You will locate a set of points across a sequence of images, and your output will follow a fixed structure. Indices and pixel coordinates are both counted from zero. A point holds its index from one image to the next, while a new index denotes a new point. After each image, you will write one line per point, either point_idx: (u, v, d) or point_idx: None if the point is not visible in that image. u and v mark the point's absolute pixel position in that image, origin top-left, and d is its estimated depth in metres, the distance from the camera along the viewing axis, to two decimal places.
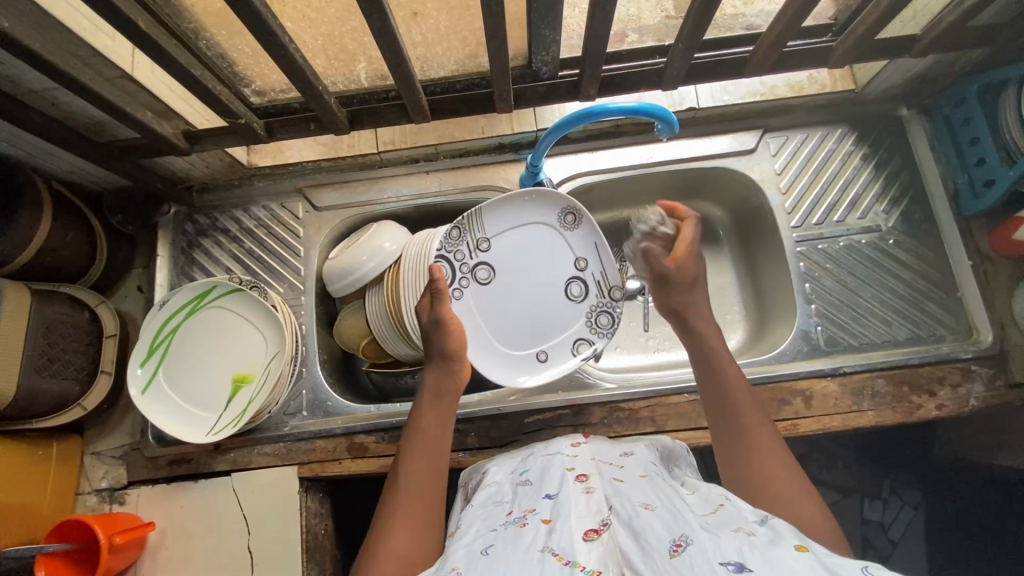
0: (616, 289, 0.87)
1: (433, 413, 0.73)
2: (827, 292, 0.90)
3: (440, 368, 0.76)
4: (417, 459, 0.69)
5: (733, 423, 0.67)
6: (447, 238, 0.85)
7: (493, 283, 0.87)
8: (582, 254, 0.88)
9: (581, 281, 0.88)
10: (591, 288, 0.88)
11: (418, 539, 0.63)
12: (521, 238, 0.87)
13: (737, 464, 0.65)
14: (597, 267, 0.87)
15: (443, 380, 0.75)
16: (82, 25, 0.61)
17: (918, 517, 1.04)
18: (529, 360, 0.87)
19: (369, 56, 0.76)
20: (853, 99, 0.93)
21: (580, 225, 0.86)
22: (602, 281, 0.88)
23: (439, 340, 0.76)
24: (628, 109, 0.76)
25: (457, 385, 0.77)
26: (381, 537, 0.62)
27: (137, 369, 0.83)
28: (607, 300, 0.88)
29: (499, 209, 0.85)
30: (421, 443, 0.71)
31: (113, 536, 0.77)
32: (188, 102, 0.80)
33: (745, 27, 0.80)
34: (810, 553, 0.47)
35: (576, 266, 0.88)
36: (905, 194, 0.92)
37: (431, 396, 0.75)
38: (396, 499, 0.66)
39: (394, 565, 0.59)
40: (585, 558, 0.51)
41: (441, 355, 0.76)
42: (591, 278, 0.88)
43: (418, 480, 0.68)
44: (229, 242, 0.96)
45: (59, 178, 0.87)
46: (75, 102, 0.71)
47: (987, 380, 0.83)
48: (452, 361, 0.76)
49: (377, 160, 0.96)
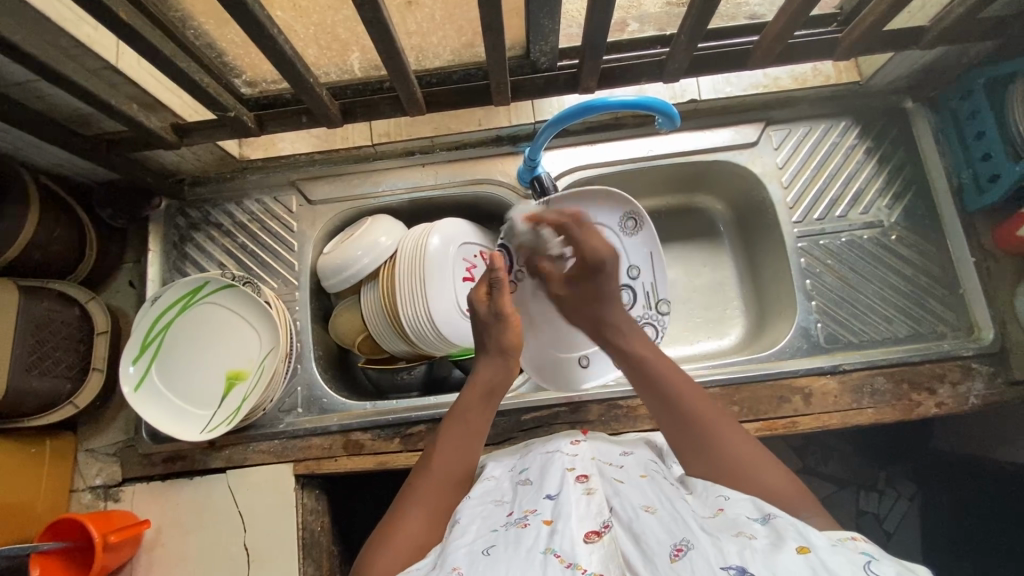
0: (663, 303, 0.90)
1: (479, 406, 0.71)
2: (827, 288, 0.89)
3: (496, 361, 0.74)
4: (449, 450, 0.69)
5: (679, 424, 0.66)
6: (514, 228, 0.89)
7: None
8: (636, 263, 0.90)
9: (630, 290, 0.90)
10: (640, 297, 0.90)
11: (434, 528, 0.63)
12: None
13: (694, 462, 0.64)
14: (649, 278, 0.90)
15: (497, 373, 0.73)
16: (63, 15, 0.59)
17: (913, 508, 1.04)
18: (572, 364, 0.89)
19: (362, 45, 0.74)
20: (857, 90, 0.92)
21: (639, 231, 0.90)
22: (651, 293, 0.90)
23: (497, 333, 0.75)
24: (628, 103, 0.74)
25: (506, 382, 0.74)
26: (398, 518, 0.64)
27: (130, 365, 0.82)
28: (653, 312, 0.90)
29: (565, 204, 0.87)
30: (459, 435, 0.70)
31: (108, 534, 0.76)
32: (176, 94, 0.78)
33: (749, 16, 0.77)
34: (812, 554, 0.46)
35: (628, 275, 0.90)
36: (908, 189, 0.90)
37: (481, 389, 0.72)
38: (419, 485, 0.67)
39: (407, 550, 0.60)
40: (587, 560, 0.51)
41: (499, 349, 0.74)
42: (640, 289, 0.90)
43: (446, 472, 0.68)
44: (221, 236, 0.94)
45: (46, 171, 0.85)
46: (59, 94, 0.68)
47: (987, 377, 0.83)
48: (510, 355, 0.75)
49: (372, 152, 0.95)
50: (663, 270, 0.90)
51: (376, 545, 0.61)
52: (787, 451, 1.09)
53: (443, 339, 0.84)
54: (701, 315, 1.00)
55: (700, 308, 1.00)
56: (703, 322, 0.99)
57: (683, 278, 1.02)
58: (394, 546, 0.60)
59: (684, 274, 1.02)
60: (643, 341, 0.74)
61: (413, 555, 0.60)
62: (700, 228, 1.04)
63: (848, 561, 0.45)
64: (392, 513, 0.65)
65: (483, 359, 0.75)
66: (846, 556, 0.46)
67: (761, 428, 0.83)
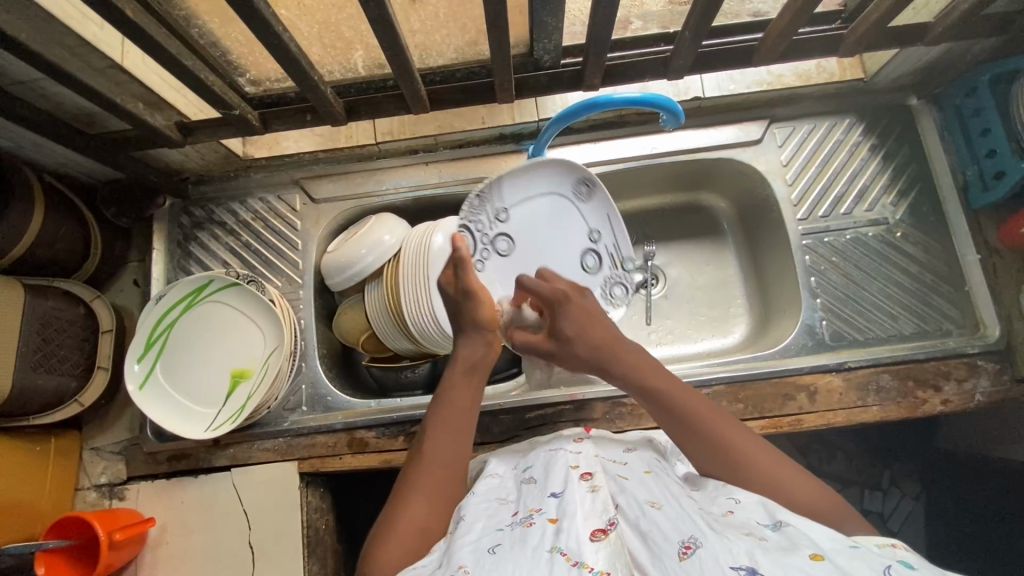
0: (628, 261, 0.88)
1: (466, 386, 0.70)
2: (833, 286, 0.89)
3: (474, 337, 0.71)
4: (443, 434, 0.67)
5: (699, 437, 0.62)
6: (467, 207, 0.77)
7: (514, 254, 0.81)
8: (596, 226, 0.85)
9: (594, 253, 0.86)
10: (605, 260, 0.87)
11: (436, 514, 0.63)
12: (545, 207, 0.82)
13: (706, 464, 0.62)
14: (610, 239, 0.86)
15: (478, 352, 0.71)
16: (68, 13, 0.59)
17: (918, 509, 1.03)
18: None
19: (366, 44, 0.74)
20: (861, 88, 0.91)
21: (594, 196, 0.83)
22: (615, 254, 0.87)
23: (470, 311, 0.71)
24: (633, 99, 0.74)
25: (488, 358, 0.72)
26: (399, 507, 0.63)
27: (135, 365, 0.82)
28: (620, 271, 0.88)
29: (518, 176, 0.78)
30: (450, 416, 0.68)
31: (113, 532, 0.76)
32: (181, 93, 0.78)
33: (752, 13, 0.77)
34: (827, 561, 0.46)
35: (589, 237, 0.85)
36: (914, 186, 0.90)
37: (462, 366, 0.71)
38: (419, 472, 0.66)
39: (411, 538, 0.60)
40: (593, 558, 0.51)
41: (473, 324, 0.71)
42: (604, 250, 0.86)
43: (442, 456, 0.66)
44: (226, 235, 0.94)
45: (50, 171, 0.85)
46: (64, 93, 0.69)
47: (993, 375, 0.82)
48: (486, 330, 0.71)
49: (376, 151, 0.95)
50: (624, 231, 0.86)
51: (380, 534, 0.61)
52: (791, 449, 1.10)
53: (445, 336, 0.84)
54: (704, 314, 1.00)
55: (703, 306, 1.00)
56: (707, 320, 0.99)
57: (686, 276, 1.02)
58: (395, 537, 0.60)
59: (687, 272, 1.02)
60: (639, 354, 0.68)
61: (417, 540, 0.61)
62: (703, 227, 1.04)
63: (864, 567, 0.46)
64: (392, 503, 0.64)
65: (461, 337, 0.72)
66: (863, 563, 0.46)
67: (766, 426, 0.83)
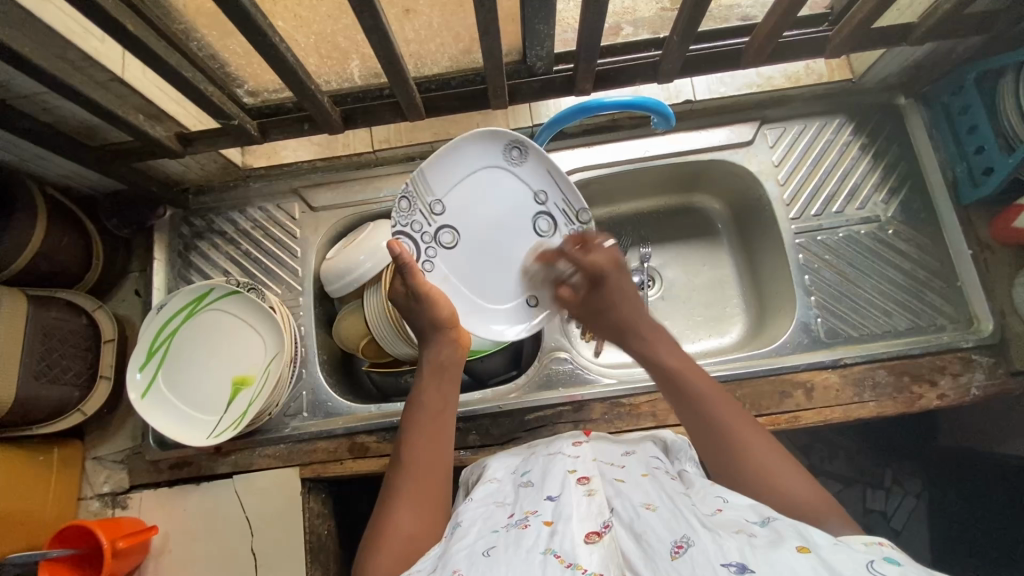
0: (583, 213, 0.82)
1: (437, 388, 0.72)
2: (826, 284, 0.89)
3: (434, 339, 0.74)
4: (422, 437, 0.69)
5: (710, 437, 0.65)
6: (398, 212, 0.77)
7: (460, 243, 0.80)
8: (540, 187, 0.81)
9: (546, 214, 0.82)
10: (558, 219, 0.82)
11: (425, 520, 0.64)
12: (474, 187, 0.80)
13: (703, 444, 0.66)
14: (558, 196, 0.81)
15: (443, 354, 0.73)
16: (70, 27, 0.61)
17: (920, 506, 1.04)
18: (521, 308, 0.82)
19: (362, 54, 0.76)
20: (849, 88, 0.93)
21: (527, 157, 0.80)
22: (567, 208, 0.82)
23: (427, 312, 0.73)
24: (624, 103, 0.75)
25: (457, 359, 0.74)
26: (387, 516, 0.64)
27: (137, 373, 0.83)
28: (576, 227, 0.82)
29: (440, 167, 0.78)
30: (427, 419, 0.70)
31: (116, 540, 0.77)
32: (180, 105, 0.80)
33: (741, 18, 0.80)
34: (813, 553, 0.47)
35: (536, 201, 0.82)
36: (905, 183, 0.91)
37: (431, 369, 0.73)
38: (407, 476, 0.67)
39: (400, 543, 0.61)
40: (586, 560, 0.51)
41: (432, 325, 0.73)
42: (556, 208, 0.82)
43: (424, 461, 0.68)
44: (226, 244, 0.95)
45: (53, 183, 0.87)
46: (66, 106, 0.70)
47: (988, 368, 0.83)
48: (447, 331, 0.74)
49: (373, 158, 0.97)
50: (569, 183, 0.81)
51: (369, 547, 0.62)
52: (791, 448, 1.10)
53: None
54: (701, 314, 1.00)
55: (700, 306, 1.01)
56: (704, 320, 1.00)
57: (683, 276, 1.03)
58: (385, 545, 0.61)
59: (684, 273, 1.03)
60: (669, 346, 0.72)
61: (403, 548, 0.61)
62: (699, 228, 1.05)
63: (850, 558, 0.46)
64: (380, 513, 0.65)
65: (427, 342, 0.74)
66: (848, 555, 0.46)
67: (764, 423, 0.83)
